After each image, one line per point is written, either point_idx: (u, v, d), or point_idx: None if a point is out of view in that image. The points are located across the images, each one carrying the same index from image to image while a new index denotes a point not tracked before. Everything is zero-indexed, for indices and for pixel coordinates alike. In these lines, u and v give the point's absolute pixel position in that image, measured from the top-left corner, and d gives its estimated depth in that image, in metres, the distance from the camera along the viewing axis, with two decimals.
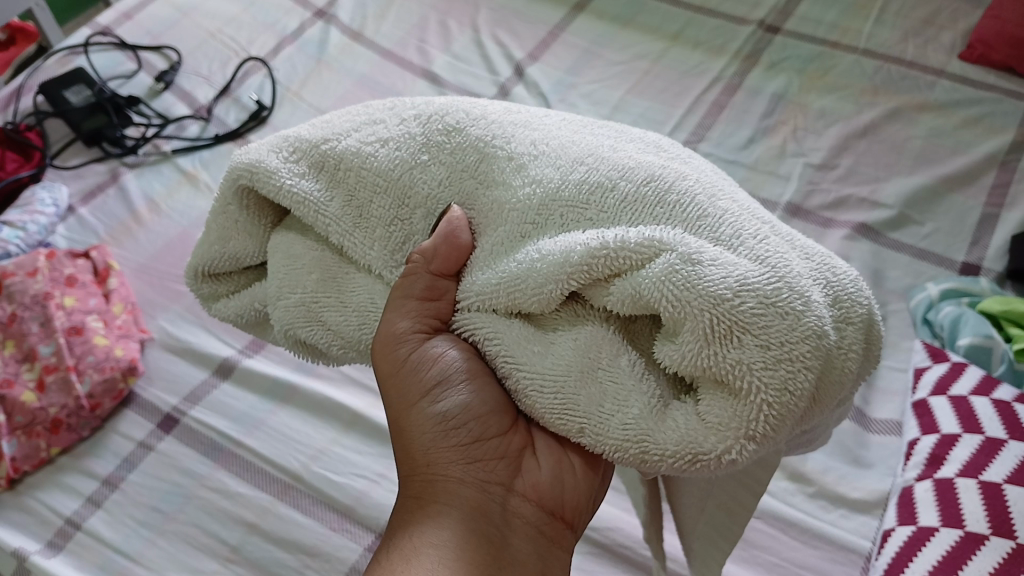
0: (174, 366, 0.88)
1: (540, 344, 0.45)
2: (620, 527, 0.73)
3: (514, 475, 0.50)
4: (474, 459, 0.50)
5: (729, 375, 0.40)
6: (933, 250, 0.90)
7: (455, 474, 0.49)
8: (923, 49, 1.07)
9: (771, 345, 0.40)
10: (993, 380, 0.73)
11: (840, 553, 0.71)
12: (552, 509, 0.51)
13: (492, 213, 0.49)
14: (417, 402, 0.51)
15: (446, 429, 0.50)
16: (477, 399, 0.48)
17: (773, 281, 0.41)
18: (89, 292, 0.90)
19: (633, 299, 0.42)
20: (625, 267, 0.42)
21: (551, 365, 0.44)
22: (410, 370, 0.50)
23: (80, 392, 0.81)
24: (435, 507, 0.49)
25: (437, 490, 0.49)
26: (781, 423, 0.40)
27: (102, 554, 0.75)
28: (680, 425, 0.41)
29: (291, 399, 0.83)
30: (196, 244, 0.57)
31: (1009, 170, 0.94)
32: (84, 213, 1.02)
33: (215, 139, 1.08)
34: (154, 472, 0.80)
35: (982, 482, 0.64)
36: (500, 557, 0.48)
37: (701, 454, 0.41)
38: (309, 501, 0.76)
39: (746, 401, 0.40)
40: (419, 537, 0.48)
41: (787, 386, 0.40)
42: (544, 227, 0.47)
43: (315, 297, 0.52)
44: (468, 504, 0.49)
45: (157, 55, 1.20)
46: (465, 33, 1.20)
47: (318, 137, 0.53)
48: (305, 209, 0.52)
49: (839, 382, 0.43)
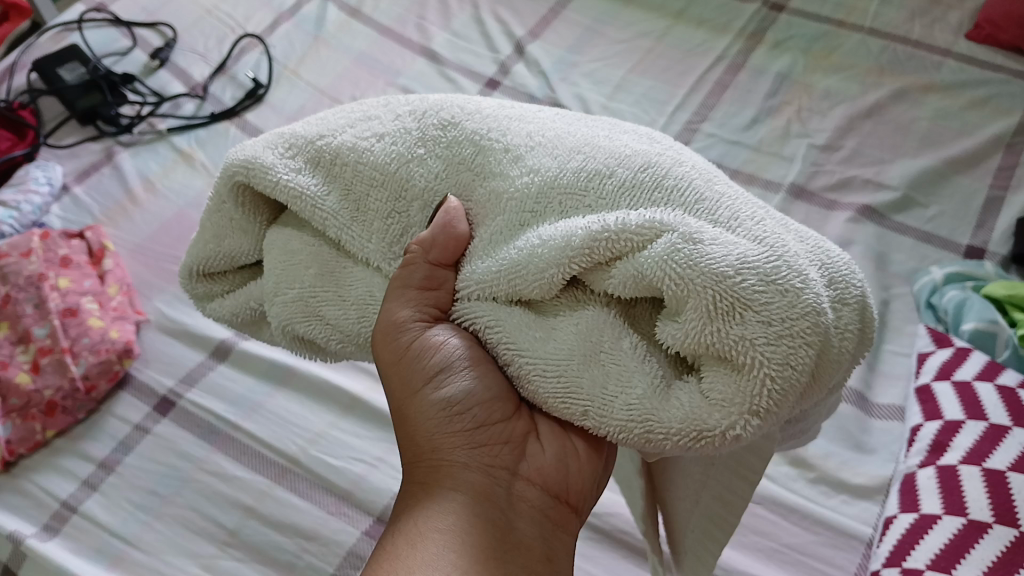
0: (170, 348, 0.87)
1: (541, 329, 0.44)
2: (620, 512, 0.73)
3: (518, 460, 0.49)
4: (479, 443, 0.49)
5: (732, 351, 0.39)
6: (938, 233, 0.89)
7: (459, 459, 0.49)
8: (930, 29, 1.06)
9: (773, 321, 0.39)
10: (997, 365, 0.72)
11: (842, 539, 0.70)
12: (556, 493, 0.50)
13: (492, 200, 0.48)
14: (419, 390, 0.50)
15: (450, 414, 0.49)
16: (481, 386, 0.47)
17: (772, 262, 0.40)
18: (84, 273, 0.89)
19: (635, 280, 0.41)
20: (626, 249, 0.42)
21: (552, 349, 0.43)
22: (411, 359, 0.49)
23: (75, 374, 0.81)
24: (439, 491, 0.48)
25: (442, 475, 0.49)
26: (784, 398, 0.39)
27: (99, 538, 0.75)
28: (683, 403, 0.40)
29: (290, 382, 0.83)
30: (189, 244, 0.56)
31: (1016, 152, 0.93)
32: (79, 192, 1.01)
33: (211, 117, 1.07)
34: (151, 455, 0.79)
35: (986, 469, 0.63)
36: (507, 540, 0.47)
37: (705, 432, 0.40)
38: (307, 485, 0.76)
39: (749, 376, 0.39)
40: (427, 521, 0.47)
41: (789, 361, 0.39)
42: (543, 215, 0.46)
43: (314, 291, 0.51)
44: (474, 487, 0.48)
45: (152, 32, 1.18)
46: (466, 10, 1.18)
47: (314, 133, 0.52)
48: (300, 203, 0.51)
49: (838, 362, 0.42)
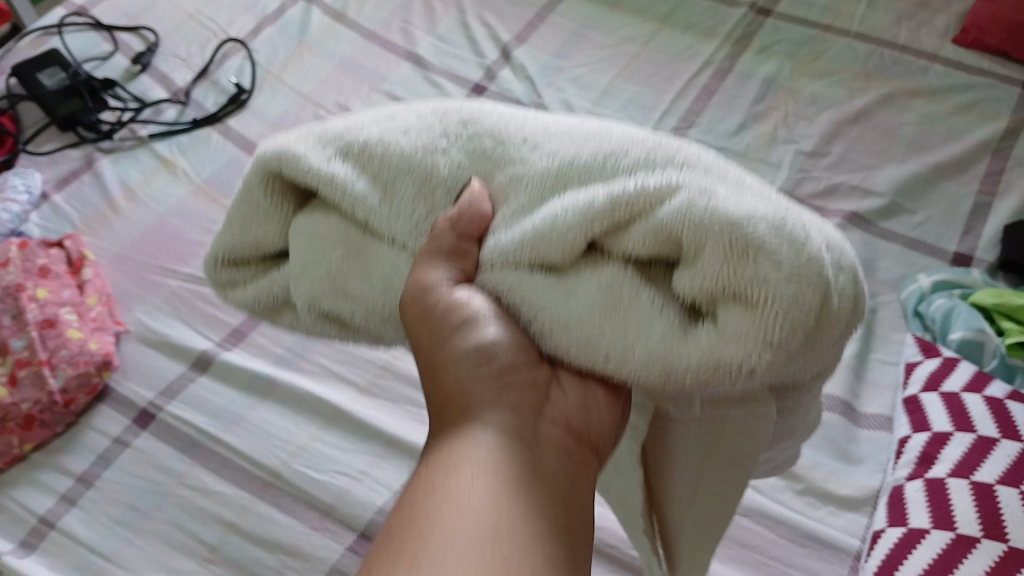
0: (151, 359, 0.86)
1: (560, 284, 0.43)
2: (606, 525, 0.72)
3: (544, 403, 0.46)
4: (506, 384, 0.45)
5: (747, 287, 0.39)
6: (925, 239, 0.88)
7: (489, 400, 0.45)
8: (917, 33, 1.05)
9: (784, 261, 0.39)
10: (985, 375, 0.71)
11: (830, 552, 0.69)
12: (581, 435, 0.47)
13: (505, 175, 0.46)
14: (448, 338, 0.46)
15: (481, 357, 0.45)
16: (512, 333, 0.44)
17: (781, 212, 0.40)
18: (62, 283, 0.87)
19: (653, 236, 0.41)
20: (642, 209, 0.41)
21: (574, 302, 0.42)
22: (438, 315, 0.45)
23: (53, 388, 0.79)
24: (471, 427, 0.44)
25: (473, 414, 0.45)
26: (797, 332, 0.39)
27: (77, 553, 0.73)
28: (703, 342, 0.40)
29: (272, 394, 0.82)
30: (213, 231, 0.51)
31: (1002, 158, 0.92)
32: (59, 200, 0.99)
33: (193, 123, 1.06)
34: (131, 469, 0.78)
35: (975, 482, 0.63)
36: (542, 476, 0.43)
37: (723, 364, 0.39)
38: (289, 499, 0.75)
39: (765, 311, 0.39)
40: (459, 452, 0.43)
41: (801, 297, 0.39)
42: (563, 186, 0.44)
43: (342, 269, 0.47)
44: (505, 427, 0.44)
45: (133, 36, 1.17)
46: (451, 14, 1.17)
47: (342, 127, 0.49)
48: (332, 189, 0.46)
49: (841, 320, 0.42)
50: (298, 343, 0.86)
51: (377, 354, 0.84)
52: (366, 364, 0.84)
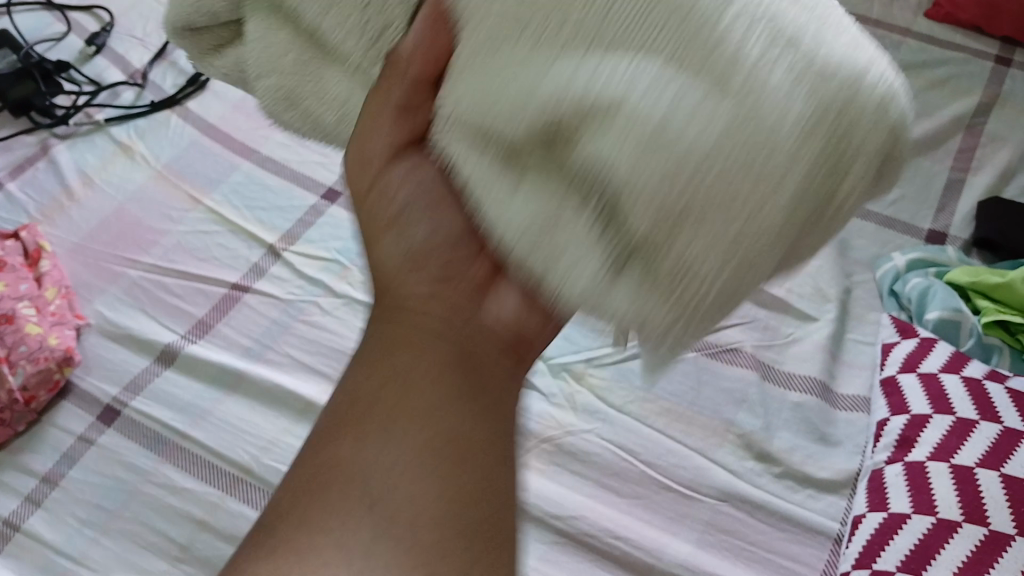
0: (114, 353, 0.83)
1: (506, 179, 0.41)
2: (585, 515, 0.70)
3: (477, 309, 0.50)
4: (439, 279, 0.50)
5: (670, 259, 0.37)
6: (900, 217, 0.88)
7: (420, 296, 0.50)
8: (889, 7, 1.04)
9: (717, 226, 0.35)
10: (962, 355, 0.71)
11: (811, 536, 0.68)
12: (510, 343, 0.50)
13: (476, 29, 0.40)
14: (384, 235, 0.52)
15: (412, 263, 0.51)
16: (437, 228, 0.49)
17: (746, 142, 0.35)
18: (19, 276, 0.84)
19: (591, 167, 0.37)
20: (585, 127, 0.37)
21: (513, 208, 0.40)
22: (377, 194, 0.51)
23: (13, 386, 0.77)
24: (406, 336, 0.49)
25: (404, 319, 0.50)
26: (722, 306, 0.37)
27: (42, 555, 0.71)
28: (624, 295, 0.39)
29: (240, 387, 0.80)
30: None
31: (976, 134, 0.92)
32: (13, 188, 0.96)
33: (151, 105, 1.02)
34: (96, 468, 0.76)
35: (954, 466, 0.63)
36: (470, 379, 0.48)
37: (641, 328, 0.39)
38: (260, 495, 0.73)
39: (682, 293, 0.37)
40: (399, 329, 0.50)
41: (729, 273, 0.36)
42: (522, 46, 0.38)
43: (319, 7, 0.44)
44: (435, 336, 0.49)
45: (87, 16, 1.13)
46: None
47: None
48: None
49: (818, 236, 0.38)
50: (266, 334, 0.84)
51: (347, 344, 0.82)
52: (337, 354, 0.82)
